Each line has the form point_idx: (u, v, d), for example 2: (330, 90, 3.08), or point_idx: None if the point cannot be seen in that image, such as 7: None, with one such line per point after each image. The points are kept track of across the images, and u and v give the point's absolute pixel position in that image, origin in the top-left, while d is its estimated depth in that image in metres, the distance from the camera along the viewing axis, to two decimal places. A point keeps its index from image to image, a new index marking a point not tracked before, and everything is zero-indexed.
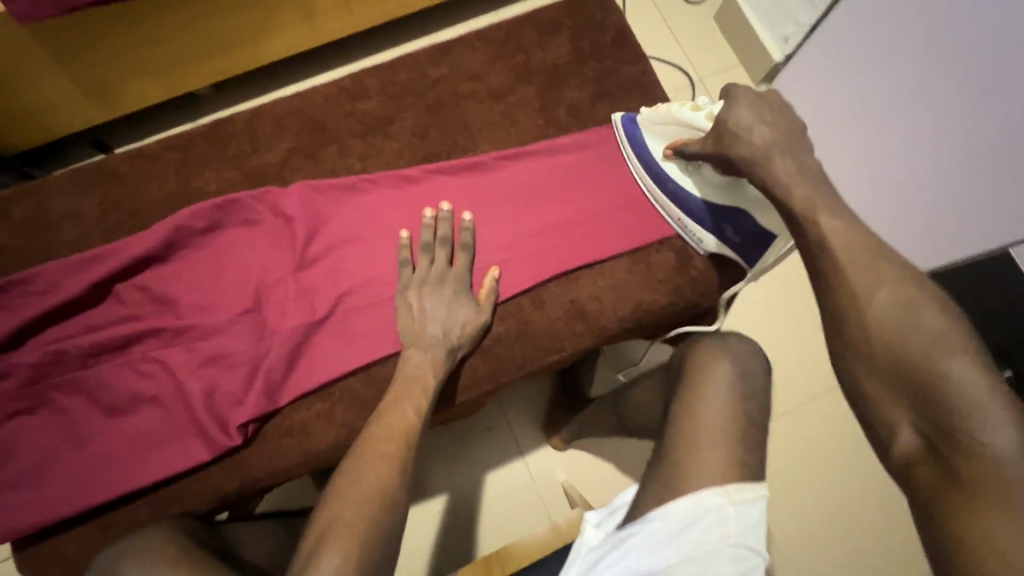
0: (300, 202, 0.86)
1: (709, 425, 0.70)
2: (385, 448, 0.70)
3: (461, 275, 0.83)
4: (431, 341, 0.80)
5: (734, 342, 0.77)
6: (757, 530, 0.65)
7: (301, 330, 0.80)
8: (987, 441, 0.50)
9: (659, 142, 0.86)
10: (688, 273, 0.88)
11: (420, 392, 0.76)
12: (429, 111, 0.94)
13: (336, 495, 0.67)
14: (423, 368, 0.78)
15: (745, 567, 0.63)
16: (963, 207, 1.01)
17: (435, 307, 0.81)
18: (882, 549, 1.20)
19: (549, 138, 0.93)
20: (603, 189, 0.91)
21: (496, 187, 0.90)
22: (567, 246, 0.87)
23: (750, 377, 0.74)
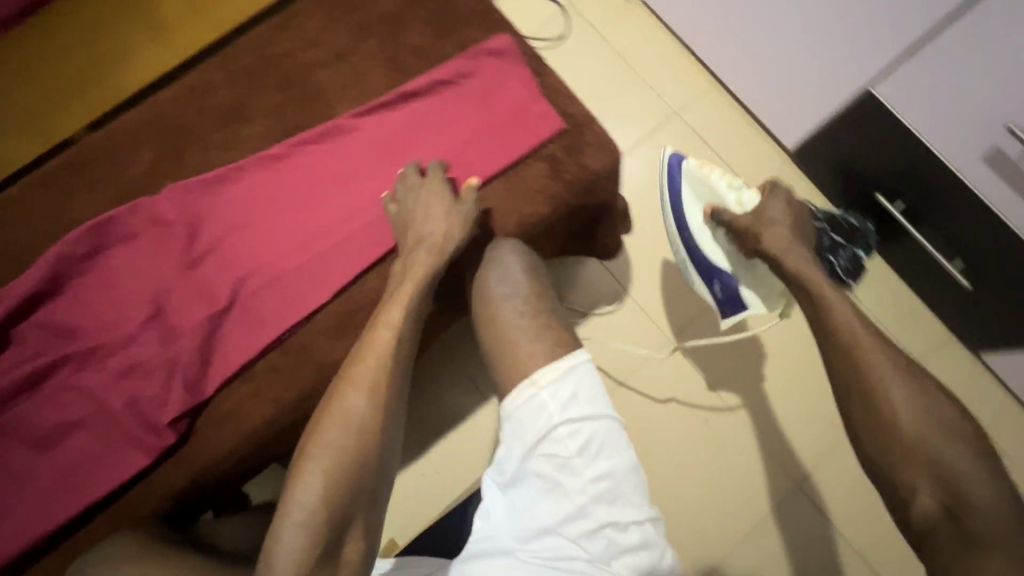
0: (174, 205, 0.87)
1: (502, 332, 0.82)
2: (362, 372, 0.78)
3: (439, 183, 0.88)
4: (415, 245, 0.86)
5: (497, 253, 0.85)
6: (583, 401, 0.77)
7: (206, 322, 0.83)
8: (985, 507, 0.67)
9: (696, 196, 1.04)
10: (561, 178, 0.93)
11: (393, 309, 0.81)
12: (280, 88, 0.95)
13: (320, 421, 0.75)
14: (399, 279, 0.85)
15: (579, 434, 0.75)
16: (824, 70, 1.33)
17: (423, 214, 0.87)
18: (823, 395, 1.32)
19: (400, 84, 0.95)
20: (464, 120, 0.94)
21: (363, 144, 0.92)
22: (443, 182, 0.91)
23: (519, 282, 0.84)
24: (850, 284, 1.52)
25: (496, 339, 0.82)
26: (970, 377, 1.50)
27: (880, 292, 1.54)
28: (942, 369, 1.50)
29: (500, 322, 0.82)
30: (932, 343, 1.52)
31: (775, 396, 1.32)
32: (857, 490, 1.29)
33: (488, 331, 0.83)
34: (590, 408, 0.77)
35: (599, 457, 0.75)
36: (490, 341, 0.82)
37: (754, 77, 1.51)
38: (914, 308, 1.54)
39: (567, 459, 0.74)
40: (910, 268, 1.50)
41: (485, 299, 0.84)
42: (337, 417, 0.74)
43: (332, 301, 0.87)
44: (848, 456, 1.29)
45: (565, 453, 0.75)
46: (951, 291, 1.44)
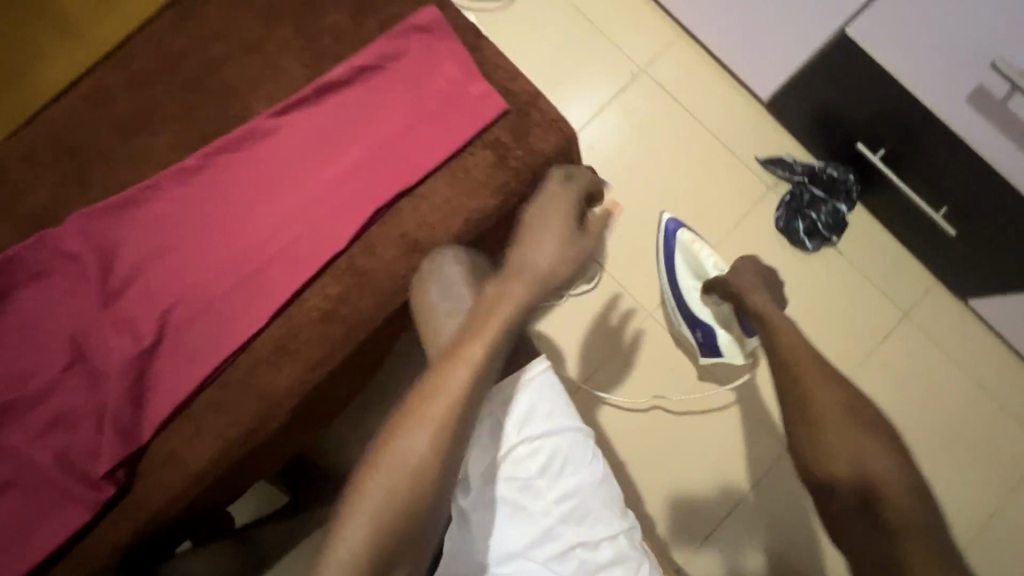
0: (82, 235, 0.79)
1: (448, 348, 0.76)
2: (431, 411, 0.66)
3: (562, 203, 0.77)
4: (517, 269, 0.72)
5: (438, 263, 0.80)
6: (541, 417, 0.75)
7: (133, 361, 0.76)
8: (897, 498, 0.68)
9: (686, 262, 1.18)
10: (508, 165, 0.85)
11: (476, 344, 0.69)
12: (186, 89, 0.84)
13: (377, 459, 0.65)
14: (490, 307, 0.71)
15: (538, 453, 0.73)
16: (795, 12, 1.23)
17: (542, 231, 0.75)
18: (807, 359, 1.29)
19: (321, 74, 0.85)
20: (396, 110, 0.85)
21: (287, 148, 0.83)
22: (379, 182, 0.83)
23: (464, 293, 0.78)
24: (834, 240, 1.47)
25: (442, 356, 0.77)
26: (956, 323, 1.46)
27: (864, 244, 1.48)
28: (928, 318, 1.47)
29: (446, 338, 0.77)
30: (918, 292, 1.47)
31: (760, 365, 1.29)
32: None
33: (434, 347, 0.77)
34: (550, 423, 0.75)
35: (563, 474, 0.73)
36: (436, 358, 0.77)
37: (723, 23, 1.41)
38: (899, 258, 1.48)
39: (528, 480, 0.73)
40: (895, 217, 1.44)
41: (428, 314, 0.78)
42: (395, 459, 0.65)
43: (270, 325, 0.80)
44: None
45: (526, 474, 0.73)
46: (936, 238, 1.38)
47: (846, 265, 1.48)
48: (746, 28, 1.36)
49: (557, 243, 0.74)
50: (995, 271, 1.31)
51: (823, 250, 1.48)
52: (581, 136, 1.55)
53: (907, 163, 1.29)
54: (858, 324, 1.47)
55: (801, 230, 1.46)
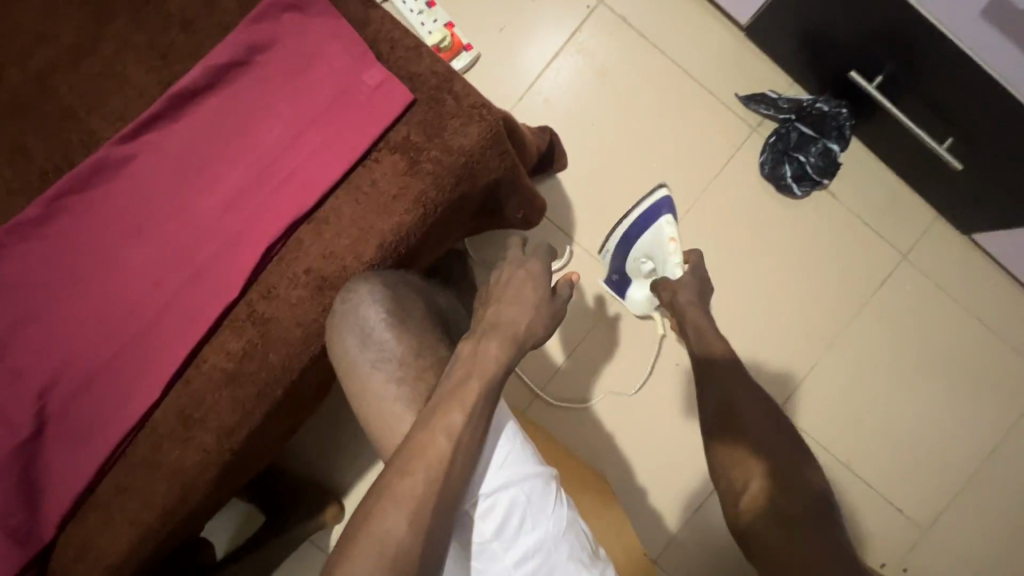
0: None
1: (376, 405, 0.64)
2: (407, 489, 0.56)
3: (532, 268, 0.72)
4: (486, 329, 0.66)
5: (353, 303, 0.66)
6: (488, 470, 0.63)
7: (12, 456, 0.66)
8: (800, 500, 0.73)
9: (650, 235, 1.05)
10: (423, 172, 0.69)
11: (456, 408, 0.59)
12: (14, 119, 0.68)
13: (350, 547, 0.53)
14: (465, 369, 0.63)
15: (491, 515, 0.62)
16: None
17: (511, 298, 0.69)
18: None
19: (175, 79, 0.68)
20: (274, 116, 0.68)
21: (151, 180, 0.69)
22: (268, 210, 0.68)
23: (388, 338, 0.66)
24: (825, 183, 1.31)
25: (370, 414, 0.65)
26: (959, 260, 1.34)
27: (859, 183, 1.33)
28: (929, 258, 1.34)
29: (377, 393, 0.64)
30: (918, 230, 1.34)
31: None
32: None
33: (360, 405, 0.65)
34: (501, 475, 0.63)
35: (521, 533, 0.62)
36: (364, 416, 0.65)
37: None
38: (898, 194, 1.33)
39: (480, 544, 0.62)
40: (893, 149, 1.27)
41: (350, 366, 0.66)
42: (370, 547, 0.53)
43: (168, 392, 0.69)
44: None
45: (480, 538, 0.62)
46: (939, 171, 1.22)
47: (839, 208, 1.33)
48: None
49: (528, 300, 0.70)
50: (1000, 206, 1.17)
51: (814, 195, 1.33)
52: (536, 88, 1.35)
53: (907, 89, 1.11)
54: (853, 273, 1.34)
55: (788, 175, 1.31)
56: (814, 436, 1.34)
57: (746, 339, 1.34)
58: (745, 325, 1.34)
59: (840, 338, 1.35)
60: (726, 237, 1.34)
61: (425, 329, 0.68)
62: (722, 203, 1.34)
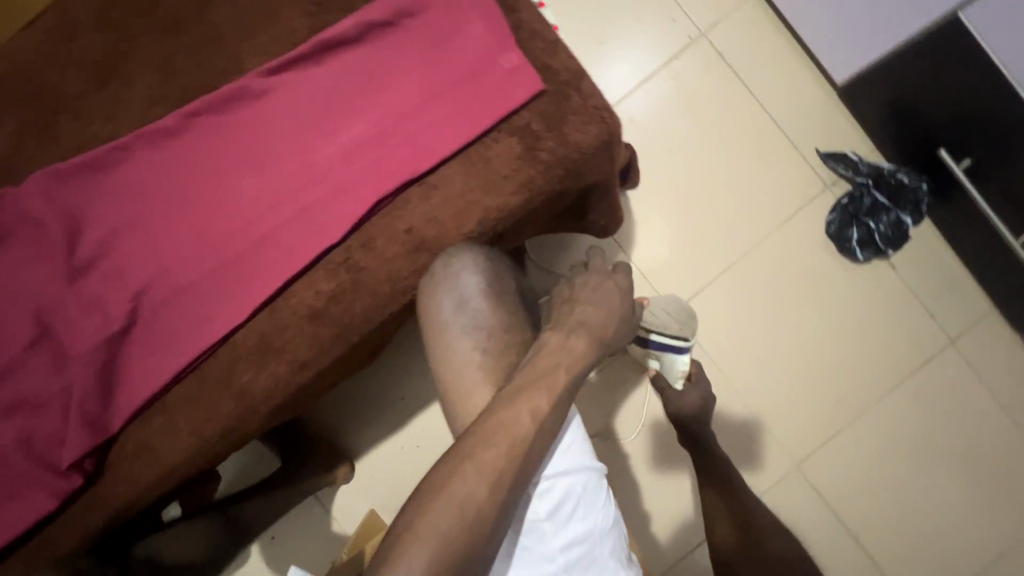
0: (43, 199, 0.69)
1: (457, 370, 0.68)
2: (490, 457, 0.60)
3: (618, 282, 0.77)
4: (574, 325, 0.71)
5: (454, 269, 0.69)
6: (553, 455, 0.66)
7: (103, 345, 0.69)
8: None
9: (667, 360, 1.03)
10: (537, 159, 0.72)
11: (543, 394, 0.64)
12: (168, 34, 0.72)
13: (431, 501, 0.57)
14: (555, 358, 0.67)
15: (550, 497, 0.64)
16: None
17: (596, 305, 0.74)
18: (805, 378, 1.34)
19: (325, 26, 0.71)
20: (408, 78, 0.71)
21: (279, 115, 0.71)
22: (384, 165, 0.71)
23: (481, 309, 0.70)
24: (889, 253, 1.32)
25: (449, 376, 0.68)
26: (1009, 356, 1.33)
27: (922, 260, 1.33)
28: (978, 347, 1.33)
29: (459, 360, 0.68)
30: (973, 317, 1.33)
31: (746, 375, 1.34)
32: (827, 461, 1.34)
33: (441, 368, 0.69)
34: (562, 461, 0.66)
35: (573, 520, 0.64)
36: (442, 376, 0.69)
37: None
38: (958, 278, 1.33)
39: (532, 523, 0.63)
40: (962, 235, 1.28)
41: (439, 328, 0.69)
42: (450, 504, 0.57)
43: (252, 318, 0.72)
44: (812, 434, 1.34)
45: (533, 516, 0.64)
46: (1008, 265, 1.22)
47: (897, 281, 1.33)
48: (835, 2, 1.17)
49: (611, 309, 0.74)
50: None
51: (874, 263, 1.34)
52: (620, 108, 1.38)
53: (994, 180, 1.11)
54: (899, 346, 1.34)
55: (854, 239, 1.32)
56: (824, 493, 1.33)
57: (776, 388, 1.34)
58: (780, 375, 1.35)
59: (871, 407, 1.34)
60: (778, 286, 1.35)
61: (511, 310, 0.71)
62: (782, 252, 1.35)
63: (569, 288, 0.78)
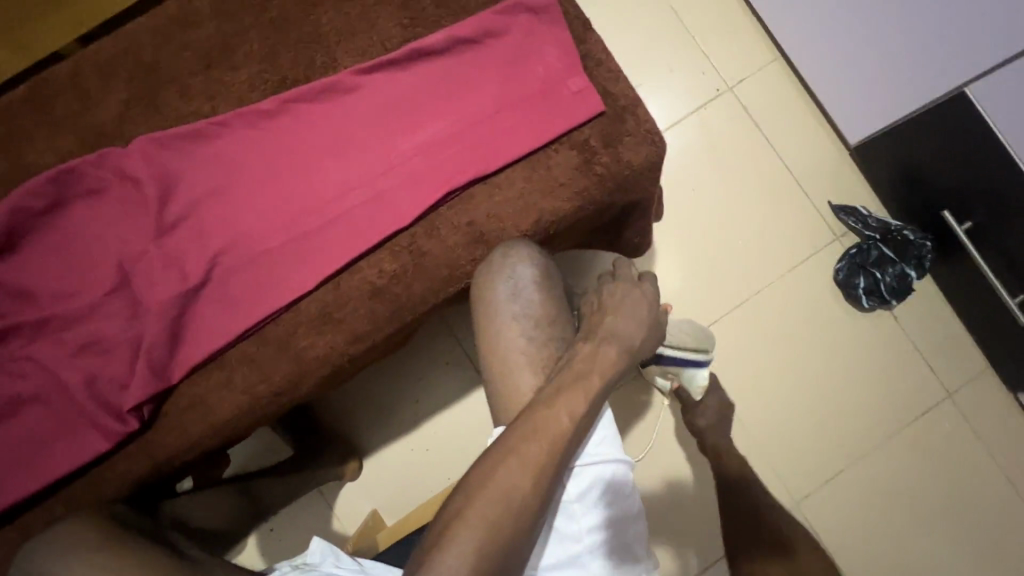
0: (144, 161, 0.76)
1: (505, 351, 0.73)
2: (532, 451, 0.62)
3: (645, 290, 0.80)
4: (605, 335, 0.74)
5: (511, 260, 0.75)
6: (588, 444, 0.70)
7: (178, 299, 0.74)
8: None
9: (685, 373, 1.07)
10: (592, 172, 0.80)
11: (580, 393, 0.67)
12: (274, 31, 0.80)
13: (478, 489, 0.60)
14: (587, 364, 0.70)
15: (584, 482, 0.68)
16: (915, 66, 1.14)
17: (625, 316, 0.76)
18: (809, 417, 1.38)
19: (416, 38, 0.80)
20: (485, 90, 0.79)
21: (365, 110, 0.79)
22: (454, 162, 0.78)
23: (532, 300, 0.75)
24: (893, 304, 1.38)
25: (495, 358, 0.74)
26: (1003, 416, 1.36)
27: (923, 314, 1.40)
28: (974, 404, 1.37)
29: (507, 345, 0.73)
30: (970, 374, 1.38)
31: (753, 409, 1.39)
32: (824, 502, 1.36)
33: (490, 350, 0.74)
34: (596, 452, 0.69)
35: (603, 506, 0.68)
36: (489, 358, 0.74)
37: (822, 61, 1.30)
38: (957, 335, 1.39)
39: (565, 502, 0.67)
40: (963, 294, 1.35)
41: (492, 313, 0.75)
42: (497, 493, 0.59)
43: (317, 290, 0.77)
44: (812, 474, 1.37)
45: (566, 497, 0.68)
46: (1007, 327, 1.27)
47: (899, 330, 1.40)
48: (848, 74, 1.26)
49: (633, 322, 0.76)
50: None
51: (879, 313, 1.40)
52: None
53: (992, 245, 1.18)
54: (898, 396, 1.38)
55: (860, 287, 1.38)
56: (820, 532, 1.35)
57: (780, 424, 1.38)
58: (783, 412, 1.39)
59: (871, 453, 1.37)
60: (786, 327, 1.41)
61: (550, 307, 0.76)
62: (792, 295, 1.42)
63: (596, 296, 0.80)
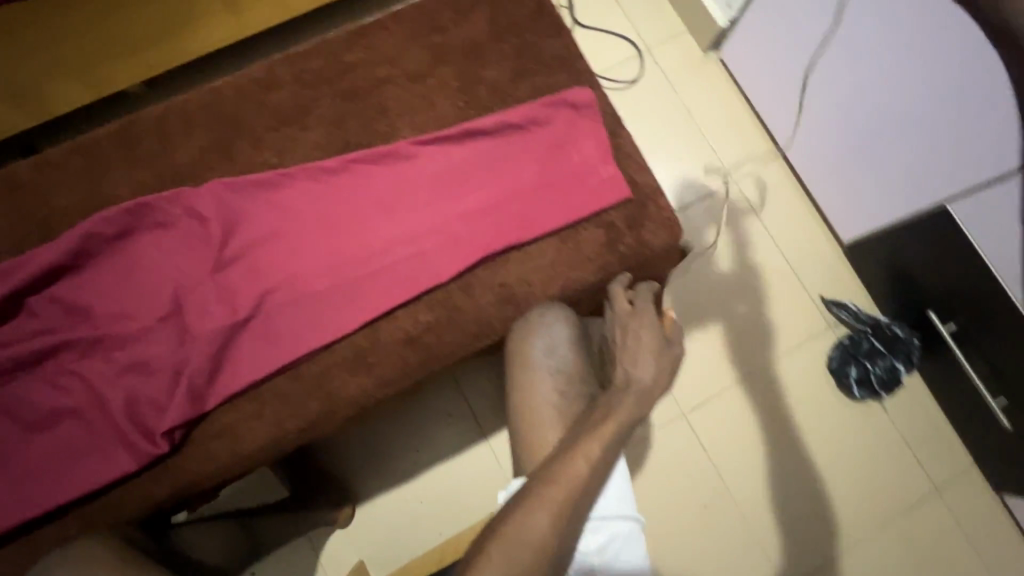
0: (213, 202, 0.83)
1: (537, 406, 0.78)
2: (551, 496, 0.65)
3: (652, 322, 0.80)
4: (624, 385, 0.76)
5: (548, 320, 0.82)
6: (610, 499, 0.73)
7: (226, 330, 0.79)
8: None
9: None
10: (616, 249, 0.88)
11: (596, 440, 0.69)
12: (346, 101, 0.90)
13: (499, 531, 0.62)
14: (605, 413, 0.73)
15: (603, 535, 0.71)
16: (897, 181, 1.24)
17: (638, 355, 0.78)
18: (804, 503, 1.38)
19: (471, 119, 0.90)
20: (527, 170, 0.89)
21: (418, 175, 0.88)
22: (494, 230, 0.86)
23: (567, 357, 0.81)
24: (882, 395, 1.43)
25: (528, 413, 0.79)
26: (988, 517, 1.39)
27: (912, 407, 1.45)
28: (960, 501, 1.40)
29: (539, 400, 0.78)
30: (956, 470, 1.41)
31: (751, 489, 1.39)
32: None
33: (522, 403, 0.80)
34: (617, 506, 0.73)
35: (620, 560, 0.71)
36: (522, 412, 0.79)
37: (819, 162, 1.42)
38: (944, 432, 1.44)
39: (582, 552, 0.70)
40: (947, 393, 1.41)
41: (526, 366, 0.81)
42: (516, 535, 0.62)
43: (355, 333, 0.82)
44: (806, 561, 1.35)
45: (584, 549, 0.70)
46: (989, 428, 1.33)
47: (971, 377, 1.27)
48: (841, 181, 1.38)
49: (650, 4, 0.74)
50: None
51: (869, 403, 1.45)
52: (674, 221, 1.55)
53: (975, 347, 1.25)
54: (890, 488, 1.40)
55: (852, 376, 1.43)
56: None
57: (773, 505, 1.38)
58: (776, 493, 1.39)
59: (862, 543, 1.37)
60: (782, 409, 1.43)
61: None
62: (790, 379, 1.45)
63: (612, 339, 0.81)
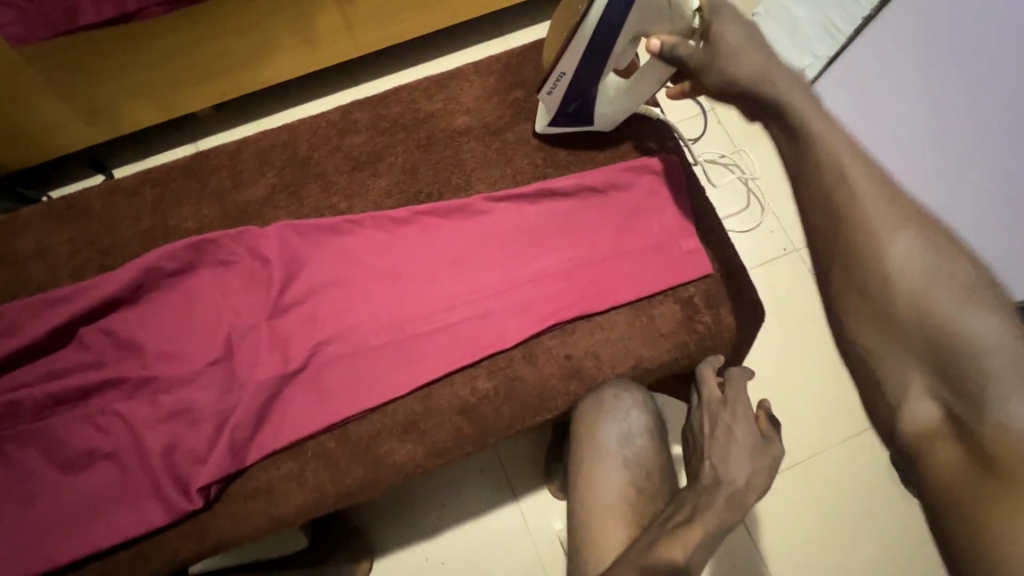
0: (278, 244, 0.81)
1: (603, 499, 0.71)
2: None
3: (746, 414, 0.70)
4: (710, 485, 0.66)
5: (623, 403, 0.76)
6: None
7: (277, 380, 0.75)
8: None
9: None
10: (693, 328, 0.81)
11: (679, 546, 0.61)
12: (421, 149, 0.88)
13: None
14: (686, 514, 0.64)
15: None
16: None
17: (731, 452, 0.67)
18: None
19: (547, 178, 0.87)
20: (602, 236, 0.85)
21: (487, 232, 0.84)
22: (562, 297, 0.81)
23: (641, 447, 0.75)
24: None
25: (592, 506, 0.71)
26: None
27: None
28: None
29: (604, 492, 0.72)
30: None
31: None
32: None
33: (586, 492, 0.73)
34: None
35: None
36: (585, 504, 0.72)
37: None
38: None
39: None
40: None
41: (596, 452, 0.74)
42: None
43: (408, 396, 0.77)
44: None
45: None
46: None
47: None
48: None
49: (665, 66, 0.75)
50: None
51: None
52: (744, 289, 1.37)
53: None
54: None
55: None
56: None
57: None
58: None
59: None
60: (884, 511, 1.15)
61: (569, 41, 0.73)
62: None
63: (698, 431, 0.72)
